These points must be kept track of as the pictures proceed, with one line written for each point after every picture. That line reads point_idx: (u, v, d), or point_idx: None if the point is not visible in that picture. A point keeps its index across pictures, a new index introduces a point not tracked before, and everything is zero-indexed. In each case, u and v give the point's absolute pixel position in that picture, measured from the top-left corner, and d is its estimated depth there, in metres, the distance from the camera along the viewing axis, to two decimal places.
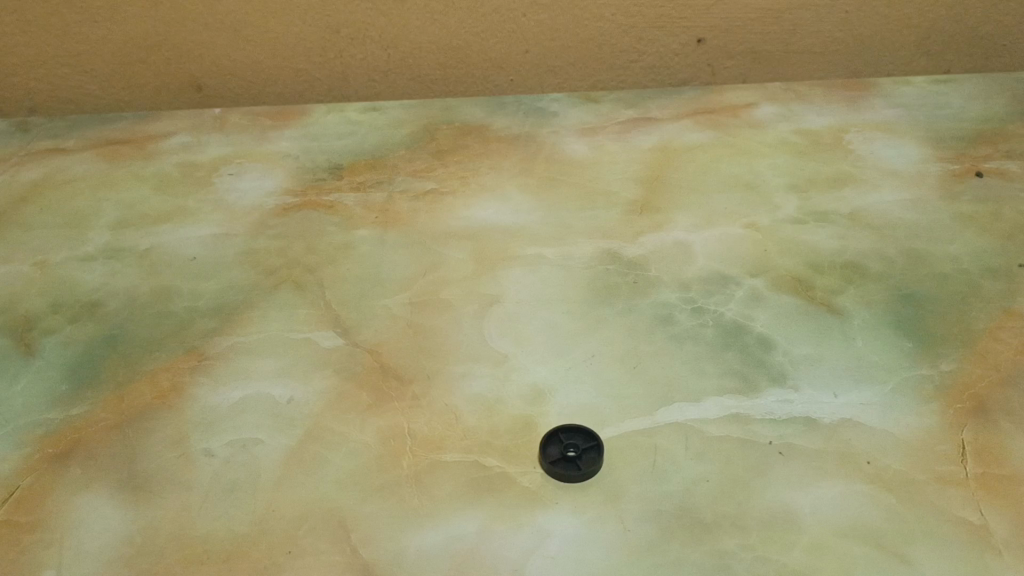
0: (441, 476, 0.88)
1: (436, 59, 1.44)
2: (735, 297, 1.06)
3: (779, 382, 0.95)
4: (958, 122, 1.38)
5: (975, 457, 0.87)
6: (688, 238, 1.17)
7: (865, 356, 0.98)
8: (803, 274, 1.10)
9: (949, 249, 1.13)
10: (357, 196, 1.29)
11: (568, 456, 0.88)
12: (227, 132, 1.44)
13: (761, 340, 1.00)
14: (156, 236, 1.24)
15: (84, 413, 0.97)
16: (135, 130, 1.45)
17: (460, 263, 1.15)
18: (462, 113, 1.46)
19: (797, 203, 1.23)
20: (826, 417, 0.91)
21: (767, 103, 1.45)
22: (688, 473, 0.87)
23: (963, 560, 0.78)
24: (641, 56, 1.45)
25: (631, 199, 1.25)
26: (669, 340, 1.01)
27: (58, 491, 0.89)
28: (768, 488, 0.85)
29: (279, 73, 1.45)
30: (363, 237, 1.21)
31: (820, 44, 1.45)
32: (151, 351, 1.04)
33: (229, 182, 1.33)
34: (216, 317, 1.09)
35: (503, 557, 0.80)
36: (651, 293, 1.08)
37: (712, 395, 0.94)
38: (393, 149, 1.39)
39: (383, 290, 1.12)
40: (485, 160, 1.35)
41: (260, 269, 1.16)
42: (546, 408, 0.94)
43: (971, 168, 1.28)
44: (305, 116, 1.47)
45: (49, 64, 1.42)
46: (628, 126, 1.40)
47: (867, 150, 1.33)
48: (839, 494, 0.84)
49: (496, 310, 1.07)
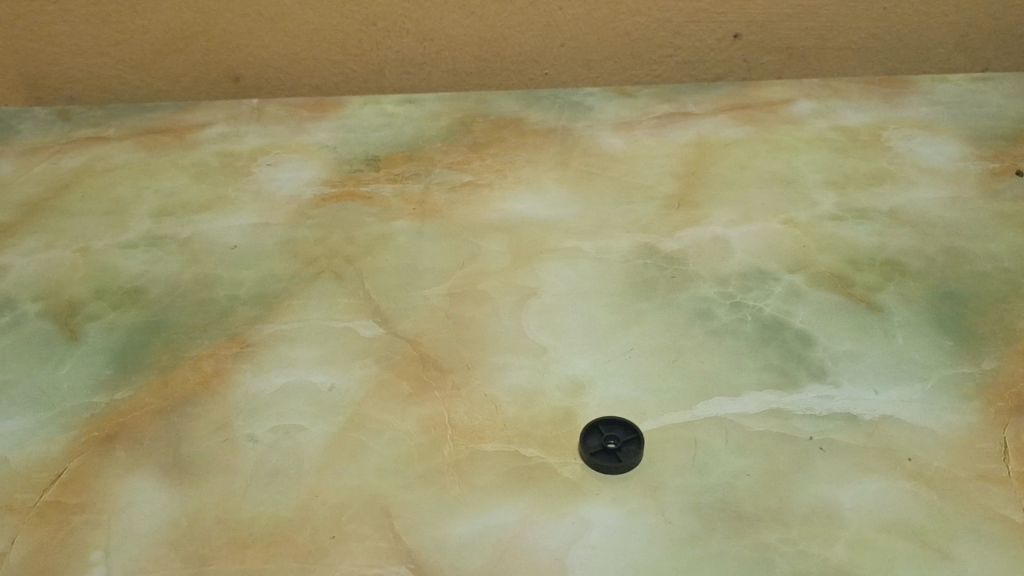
0: (482, 465, 0.89)
1: (472, 52, 1.44)
2: (774, 292, 1.07)
3: (819, 378, 0.96)
4: (997, 120, 1.37)
5: (1018, 455, 0.87)
6: (726, 233, 1.17)
7: (907, 353, 0.98)
8: (842, 271, 1.10)
9: (990, 247, 1.13)
10: (395, 187, 1.30)
11: (608, 448, 0.88)
12: (264, 123, 1.46)
13: (800, 335, 1.00)
14: (196, 225, 1.25)
15: (128, 398, 0.99)
16: (174, 120, 1.47)
17: (498, 255, 1.16)
18: (497, 106, 1.47)
19: (836, 199, 1.23)
20: (867, 414, 0.91)
21: (803, 99, 1.45)
22: (729, 466, 0.87)
23: (1006, 557, 0.78)
24: (677, 51, 1.45)
25: (667, 193, 1.25)
26: (707, 335, 1.01)
27: (104, 473, 0.91)
28: (808, 483, 0.85)
29: (316, 65, 1.46)
30: (401, 228, 1.22)
31: (857, 40, 1.44)
32: (194, 337, 1.06)
33: (268, 172, 1.35)
34: (257, 305, 1.10)
35: (545, 546, 0.81)
36: (690, 288, 1.08)
37: (751, 389, 0.95)
38: (430, 141, 1.40)
39: (421, 281, 1.12)
40: (521, 153, 1.36)
41: (299, 259, 1.17)
42: (584, 400, 0.95)
43: (1011, 166, 1.27)
44: (341, 107, 1.48)
45: (90, 53, 1.44)
46: (664, 121, 1.40)
47: (906, 147, 1.32)
48: (881, 490, 0.84)
49: (534, 302, 1.08)
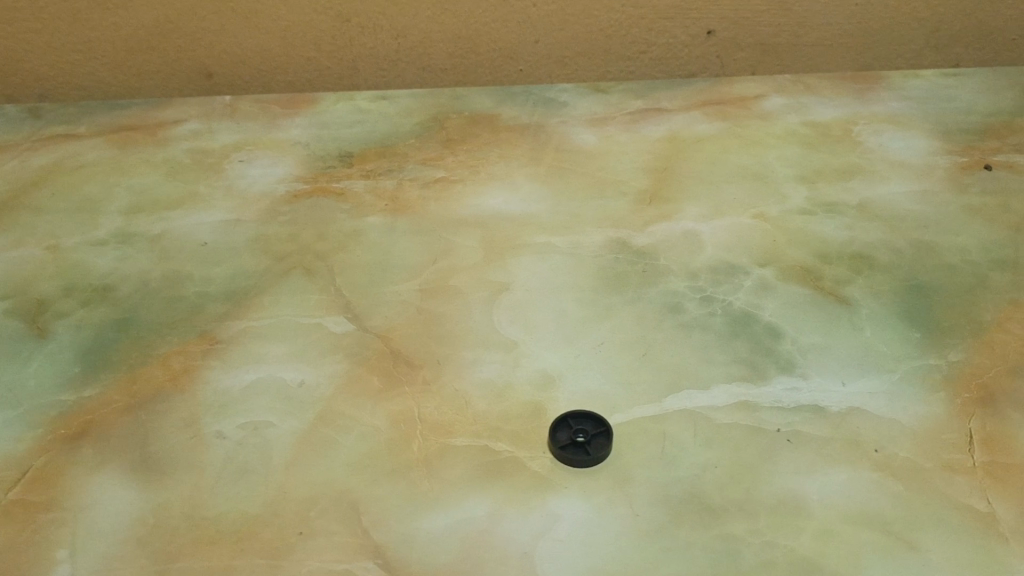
0: (451, 459, 0.89)
1: (446, 48, 1.44)
2: (744, 286, 1.07)
3: (787, 370, 0.96)
4: (967, 115, 1.38)
5: (983, 445, 0.88)
6: (697, 227, 1.17)
7: (874, 345, 0.99)
8: (811, 264, 1.10)
9: (958, 241, 1.14)
10: (367, 183, 1.30)
11: (577, 442, 0.88)
12: (238, 120, 1.45)
13: (769, 328, 1.01)
14: (168, 222, 1.25)
15: (96, 395, 0.98)
16: (146, 117, 1.46)
17: (470, 251, 1.16)
18: (472, 102, 1.47)
19: (806, 193, 1.23)
20: (834, 406, 0.92)
21: (775, 95, 1.45)
22: (698, 458, 0.87)
23: (970, 545, 0.79)
24: (651, 48, 1.45)
25: (639, 188, 1.26)
26: (678, 329, 1.02)
27: (71, 471, 0.90)
28: (776, 474, 0.86)
29: (290, 62, 1.46)
30: (373, 224, 1.22)
31: (830, 36, 1.45)
32: (163, 334, 1.05)
33: (240, 169, 1.34)
34: (228, 302, 1.10)
35: (513, 539, 0.81)
36: (660, 282, 1.08)
37: (721, 383, 0.95)
38: (403, 137, 1.39)
39: (393, 276, 1.12)
40: (495, 149, 1.36)
41: (271, 256, 1.17)
42: (554, 394, 0.95)
43: (979, 160, 1.28)
44: (315, 104, 1.48)
45: (61, 50, 1.42)
46: (637, 117, 1.41)
47: (876, 142, 1.33)
48: (847, 481, 0.85)
49: (506, 298, 1.08)
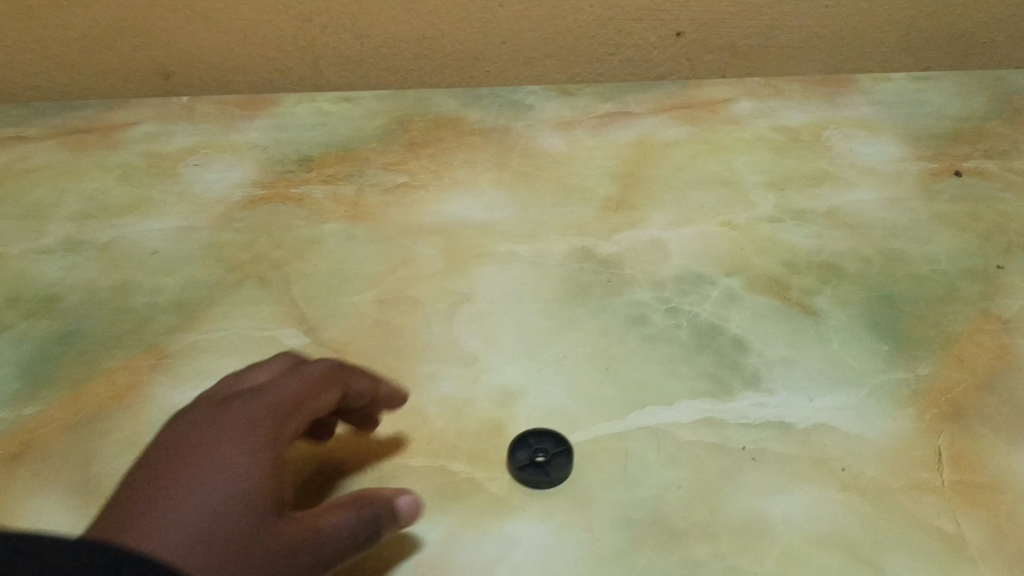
0: (405, 480, 0.86)
1: (410, 49, 1.40)
2: (710, 297, 1.04)
3: (753, 385, 0.94)
4: (938, 119, 1.37)
5: (951, 464, 0.86)
6: (663, 235, 1.15)
7: (842, 358, 0.96)
8: (778, 274, 1.08)
9: (928, 250, 1.12)
10: (327, 188, 1.26)
11: (536, 462, 0.85)
12: (194, 122, 1.41)
13: (735, 341, 0.98)
14: (119, 229, 1.20)
15: (36, 414, 0.94)
16: (99, 118, 1.41)
17: (431, 260, 1.12)
18: (437, 104, 1.43)
19: (775, 200, 1.21)
20: (800, 422, 0.89)
21: (745, 99, 1.43)
22: (660, 478, 0.85)
23: (937, 569, 0.77)
24: (619, 50, 1.42)
25: (606, 195, 1.23)
26: (643, 341, 0.99)
27: (7, 495, 0.86)
28: (740, 494, 0.83)
29: (249, 61, 1.41)
30: (331, 232, 1.18)
31: (800, 39, 1.43)
32: (110, 348, 1.01)
33: (195, 174, 1.30)
34: (178, 313, 1.05)
35: (469, 566, 0.78)
36: (625, 293, 1.06)
37: (685, 398, 0.92)
38: (365, 141, 1.36)
39: (350, 286, 1.09)
40: (459, 153, 1.32)
41: (225, 265, 1.13)
42: (514, 410, 0.92)
43: (950, 167, 1.27)
44: (274, 105, 1.43)
45: (10, 50, 1.37)
46: (604, 120, 1.38)
47: (846, 147, 1.31)
48: (813, 501, 0.82)
49: (466, 309, 1.05)
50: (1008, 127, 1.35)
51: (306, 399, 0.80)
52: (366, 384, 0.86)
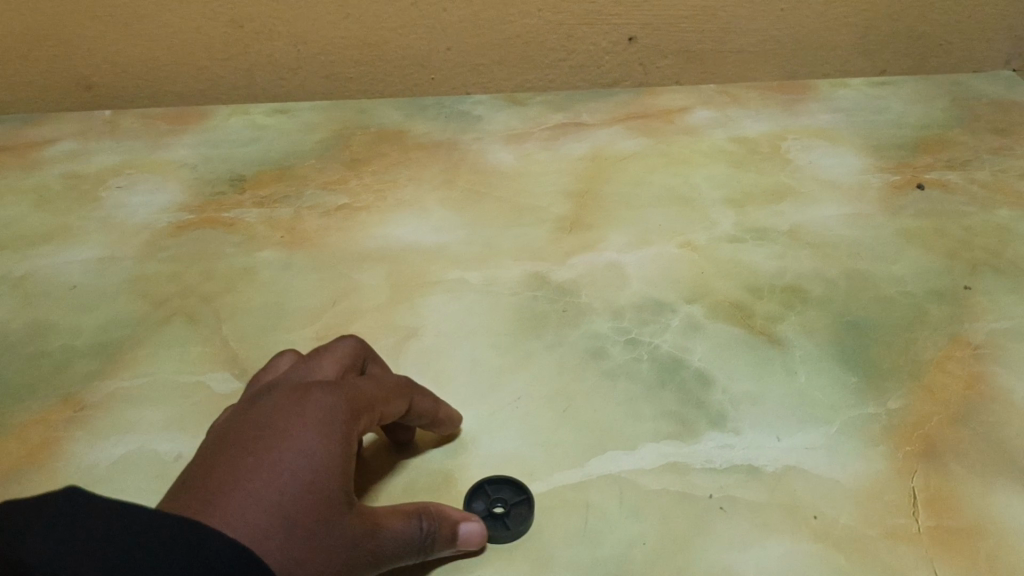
0: None
1: (351, 56, 1.32)
2: (671, 326, 0.99)
3: (719, 425, 0.88)
4: (898, 128, 1.33)
5: (927, 508, 0.81)
6: (621, 259, 1.09)
7: (809, 392, 0.92)
8: (741, 299, 1.03)
9: (894, 270, 1.08)
10: (261, 212, 1.18)
11: (494, 513, 0.79)
12: (118, 138, 1.32)
13: (698, 375, 0.93)
14: (33, 260, 1.10)
15: None
16: (14, 136, 1.31)
17: (375, 290, 1.05)
18: (380, 117, 1.36)
19: (735, 218, 1.16)
20: (769, 465, 0.84)
21: (700, 108, 1.38)
22: (623, 533, 0.79)
23: None
24: (570, 56, 1.36)
25: (560, 215, 1.17)
26: (602, 377, 0.93)
27: None
28: (708, 549, 0.77)
29: (179, 71, 1.32)
30: (266, 261, 1.10)
31: (756, 43, 1.38)
32: (21, 398, 0.92)
33: (118, 197, 1.21)
34: (98, 358, 0.97)
35: None
36: (582, 323, 1.00)
37: (647, 441, 0.87)
38: (303, 158, 1.28)
39: (288, 321, 1.01)
40: (404, 171, 1.25)
41: (151, 300, 1.04)
42: (466, 460, 0.85)
43: (912, 179, 1.23)
44: (205, 119, 1.35)
45: None
46: (557, 133, 1.32)
47: (807, 159, 1.27)
48: (785, 554, 0.77)
49: (413, 344, 0.98)
50: (968, 135, 1.32)
51: (381, 403, 0.71)
52: (429, 404, 0.81)
